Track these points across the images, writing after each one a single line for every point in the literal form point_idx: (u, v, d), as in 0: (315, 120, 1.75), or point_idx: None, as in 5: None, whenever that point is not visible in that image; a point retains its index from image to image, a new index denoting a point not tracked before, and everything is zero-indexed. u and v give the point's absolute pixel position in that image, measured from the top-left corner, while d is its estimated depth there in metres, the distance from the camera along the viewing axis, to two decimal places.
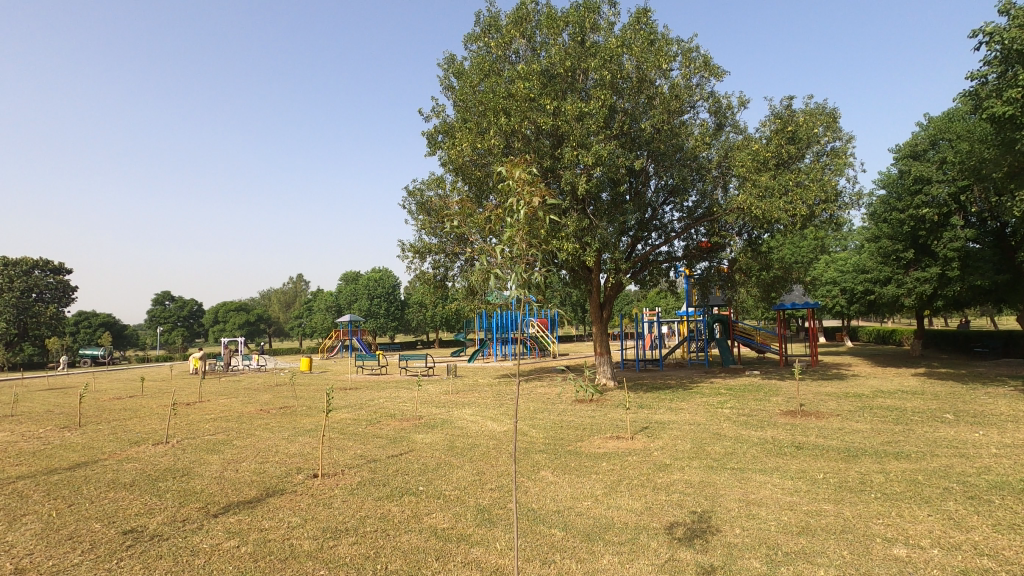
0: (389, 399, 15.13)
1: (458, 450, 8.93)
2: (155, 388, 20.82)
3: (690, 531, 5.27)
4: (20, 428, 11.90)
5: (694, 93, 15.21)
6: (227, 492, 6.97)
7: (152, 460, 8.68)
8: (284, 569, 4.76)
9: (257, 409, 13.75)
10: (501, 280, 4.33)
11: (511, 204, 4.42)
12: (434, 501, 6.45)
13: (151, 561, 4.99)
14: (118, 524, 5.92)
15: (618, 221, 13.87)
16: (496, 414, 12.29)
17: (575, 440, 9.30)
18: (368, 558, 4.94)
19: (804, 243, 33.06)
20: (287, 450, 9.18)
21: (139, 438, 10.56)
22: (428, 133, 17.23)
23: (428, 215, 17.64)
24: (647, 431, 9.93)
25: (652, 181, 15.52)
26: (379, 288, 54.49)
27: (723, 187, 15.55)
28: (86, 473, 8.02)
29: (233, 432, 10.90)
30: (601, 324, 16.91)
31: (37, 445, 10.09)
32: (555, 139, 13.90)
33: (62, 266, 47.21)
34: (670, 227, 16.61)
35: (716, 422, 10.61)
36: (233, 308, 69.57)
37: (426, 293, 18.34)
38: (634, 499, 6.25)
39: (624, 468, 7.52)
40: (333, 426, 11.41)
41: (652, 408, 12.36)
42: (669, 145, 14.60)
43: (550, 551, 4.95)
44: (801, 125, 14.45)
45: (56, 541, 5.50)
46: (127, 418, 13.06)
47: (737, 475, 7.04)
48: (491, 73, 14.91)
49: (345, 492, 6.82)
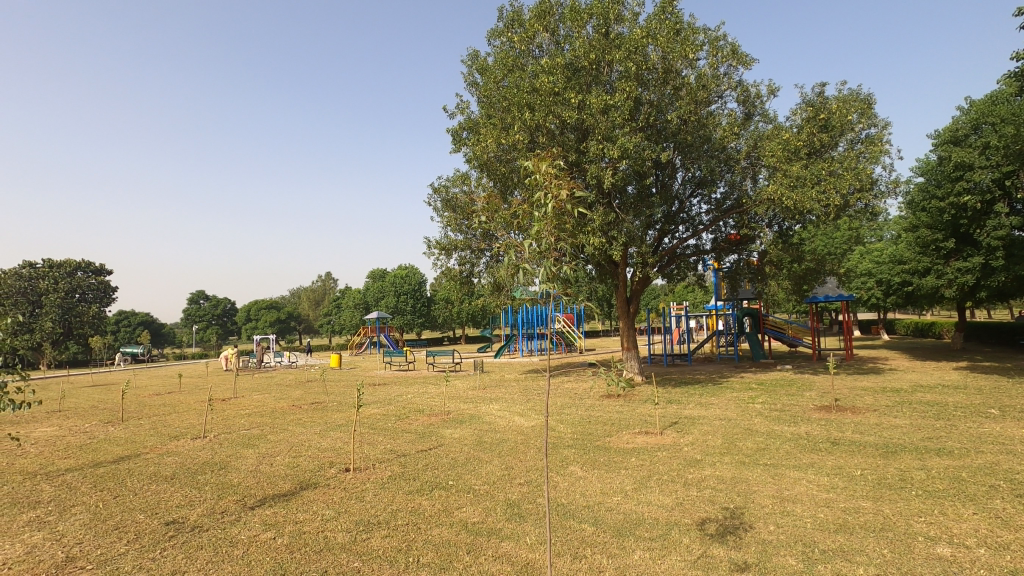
0: (417, 395, 15.29)
1: (487, 446, 8.94)
2: (191, 384, 21.40)
3: (723, 528, 5.19)
4: (68, 423, 12.44)
5: (722, 83, 14.93)
6: (264, 485, 7.15)
7: (191, 454, 8.97)
8: (319, 561, 4.86)
9: (289, 405, 14.06)
10: (530, 274, 4.34)
11: (539, 198, 4.40)
12: (465, 495, 6.51)
13: (193, 552, 5.15)
14: (161, 516, 6.13)
15: (644, 215, 13.79)
16: (523, 409, 12.32)
17: (603, 436, 9.26)
18: (400, 551, 5.00)
19: (837, 234, 32.08)
20: (320, 445, 9.38)
21: (178, 432, 10.92)
22: (453, 130, 17.26)
23: (454, 212, 17.69)
24: (677, 426, 9.84)
25: (679, 174, 15.33)
26: (406, 285, 55.27)
27: (752, 178, 15.25)
28: (130, 466, 8.33)
29: (267, 427, 11.19)
30: (628, 319, 16.78)
31: (83, 439, 10.51)
32: (580, 132, 13.78)
33: (103, 266, 49.27)
34: (698, 220, 16.35)
35: (748, 418, 10.43)
36: (265, 306, 71.41)
37: (452, 290, 18.44)
38: (665, 494, 6.20)
39: (653, 463, 7.46)
40: (363, 421, 11.61)
41: (681, 404, 12.20)
42: (696, 136, 14.41)
43: (581, 546, 4.95)
44: (834, 113, 14.06)
45: (103, 531, 5.72)
46: (166, 413, 13.52)
47: (770, 471, 6.91)
48: (514, 68, 14.85)
49: (376, 486, 6.93)
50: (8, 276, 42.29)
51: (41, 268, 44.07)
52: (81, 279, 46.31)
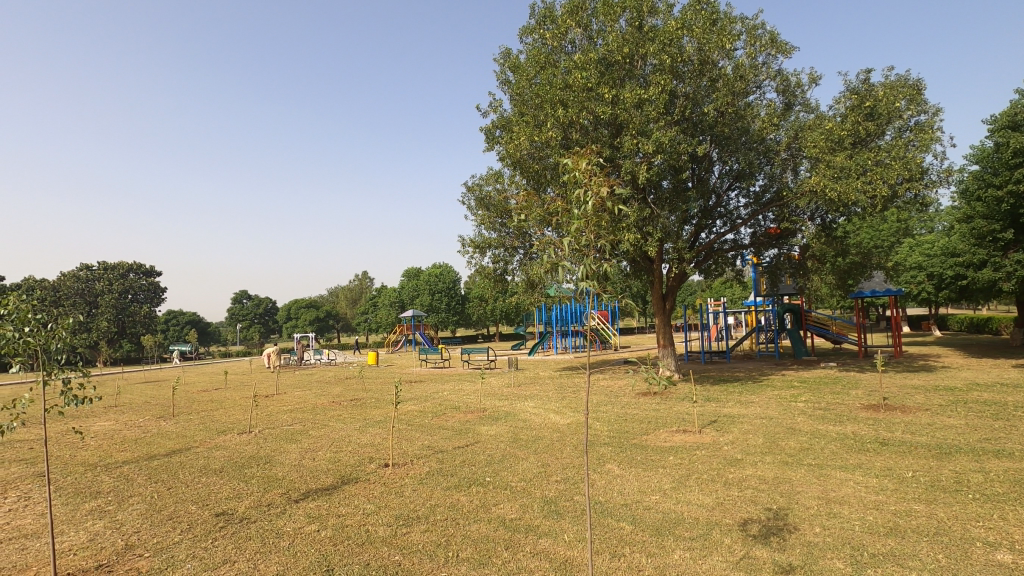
0: (453, 392, 15.45)
1: (522, 443, 8.96)
2: (236, 381, 22.20)
3: (765, 529, 5.08)
4: (124, 417, 13.08)
5: (760, 73, 14.54)
6: (306, 479, 7.38)
7: (238, 448, 9.31)
8: (361, 554, 4.98)
9: (329, 402, 14.42)
10: (569, 273, 4.33)
11: (579, 195, 4.38)
12: (502, 492, 6.54)
13: (242, 542, 5.35)
14: (211, 507, 6.39)
15: (680, 210, 13.58)
16: (558, 407, 12.30)
17: (640, 433, 9.19)
18: (440, 546, 5.08)
19: (884, 226, 30.77)
20: (360, 440, 9.59)
21: (225, 427, 11.34)
22: (485, 128, 17.29)
23: (488, 210, 17.74)
24: (715, 424, 9.68)
25: (716, 167, 14.99)
26: (440, 283, 55.92)
27: (793, 170, 14.82)
28: (182, 459, 8.71)
29: (308, 422, 11.51)
30: (664, 316, 16.56)
31: (138, 433, 11.04)
32: (614, 127, 13.62)
33: (153, 269, 51.64)
34: (736, 214, 15.98)
35: (790, 417, 10.14)
36: (305, 305, 73.47)
37: (487, 288, 18.51)
38: (705, 494, 6.09)
39: (692, 462, 7.35)
40: (401, 417, 11.81)
41: (720, 401, 11.98)
42: (734, 128, 14.12)
43: (619, 544, 4.93)
44: (880, 100, 13.48)
45: (159, 521, 6.01)
46: (214, 409, 14.07)
47: (815, 471, 6.72)
48: (547, 65, 14.77)
49: (414, 482, 7.06)
50: (68, 278, 44.82)
51: (97, 270, 46.59)
52: (133, 280, 48.79)
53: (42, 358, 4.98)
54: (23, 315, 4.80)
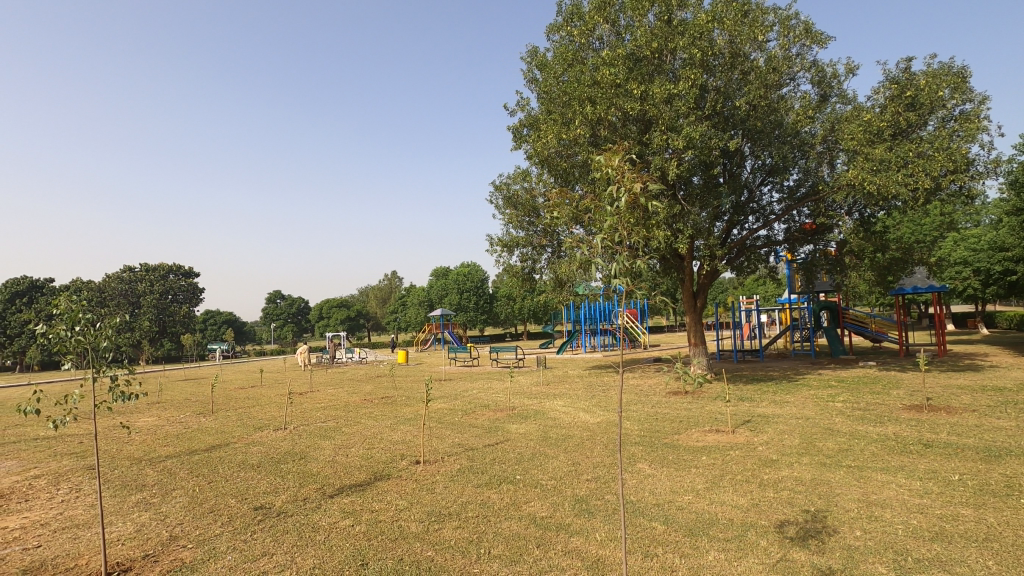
0: (482, 390, 15.53)
1: (552, 441, 8.96)
2: (271, 378, 22.80)
3: (803, 531, 4.96)
4: (166, 413, 13.55)
5: (794, 65, 14.18)
6: (340, 475, 7.51)
7: (274, 444, 9.56)
8: (394, 549, 5.06)
9: (361, 399, 14.68)
10: (603, 271, 4.30)
11: (612, 192, 4.33)
12: (533, 490, 6.55)
13: (280, 535, 5.50)
14: (250, 501, 6.58)
15: (711, 206, 13.38)
16: (588, 406, 12.24)
17: (672, 433, 9.07)
18: (471, 543, 5.12)
19: (925, 220, 29.59)
20: (392, 437, 9.74)
21: (262, 424, 11.67)
22: (513, 127, 17.30)
23: (515, 209, 17.74)
24: (750, 424, 9.49)
25: (748, 162, 14.69)
26: (468, 283, 56.19)
27: (829, 163, 14.41)
28: (221, 454, 8.98)
29: (341, 420, 11.74)
30: (695, 313, 16.34)
31: (179, 429, 11.44)
32: (643, 124, 13.46)
33: (191, 270, 53.35)
34: (769, 209, 15.63)
35: (827, 417, 9.87)
36: (336, 305, 74.87)
37: (515, 287, 18.53)
38: (740, 495, 5.99)
39: (726, 462, 7.23)
40: (431, 415, 11.93)
41: (754, 401, 11.74)
42: (767, 122, 13.81)
43: (652, 544, 4.88)
44: (922, 89, 12.99)
45: (201, 513, 6.21)
46: (250, 406, 14.47)
47: (855, 473, 6.52)
48: (574, 63, 14.68)
49: (446, 479, 7.13)
50: (112, 279, 46.71)
51: (139, 272, 48.50)
52: (173, 280, 50.57)
53: (92, 356, 5.21)
54: (74, 315, 5.04)
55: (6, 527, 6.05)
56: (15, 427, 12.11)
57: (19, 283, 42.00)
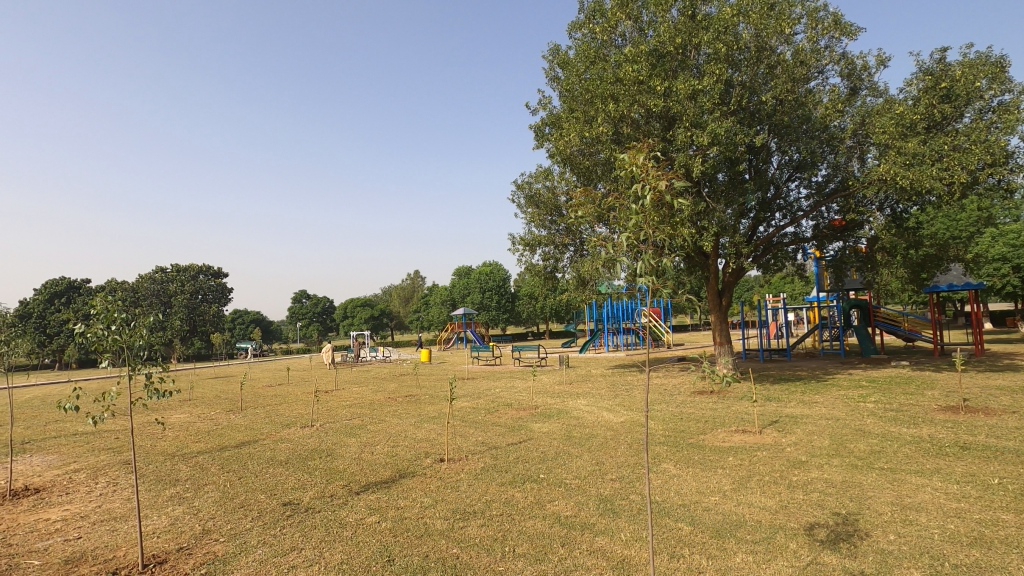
0: (504, 389, 15.58)
1: (575, 440, 8.93)
2: (298, 377, 23.22)
3: (834, 534, 4.86)
4: (198, 410, 13.92)
5: (822, 57, 13.87)
6: (366, 472, 7.61)
7: (301, 441, 9.74)
8: (421, 545, 5.11)
9: (385, 397, 14.86)
10: (629, 269, 4.26)
11: (637, 190, 4.28)
12: (557, 489, 6.54)
13: (308, 531, 5.60)
14: (279, 496, 6.71)
15: (737, 203, 13.18)
16: (611, 405, 12.16)
17: (697, 433, 8.96)
18: (496, 541, 5.14)
19: (961, 215, 28.65)
20: (416, 436, 9.84)
21: (290, 421, 11.90)
22: (535, 125, 17.27)
23: (537, 208, 17.71)
24: (777, 425, 9.32)
25: (775, 158, 14.43)
26: (490, 282, 56.33)
27: (859, 158, 14.05)
28: (250, 451, 9.18)
29: (367, 417, 11.91)
30: (720, 312, 16.10)
31: (210, 425, 11.74)
32: (666, 120, 13.32)
33: (220, 270, 54.63)
34: (797, 206, 15.32)
35: (859, 418, 9.64)
36: (361, 304, 75.81)
37: (537, 286, 18.52)
38: (768, 496, 5.89)
39: (753, 463, 7.11)
40: (455, 413, 12.01)
41: (782, 401, 11.50)
42: (794, 117, 13.52)
43: (678, 545, 4.83)
44: (958, 80, 12.55)
45: (232, 508, 6.36)
46: (278, 403, 14.77)
47: (888, 476, 6.35)
48: (597, 60, 14.56)
49: (470, 477, 7.17)
50: (144, 280, 48.11)
51: (170, 273, 49.90)
52: (203, 280, 51.81)
53: (128, 354, 5.38)
54: (110, 314, 5.22)
55: (49, 518, 6.30)
56: (56, 423, 12.58)
57: (58, 284, 43.65)
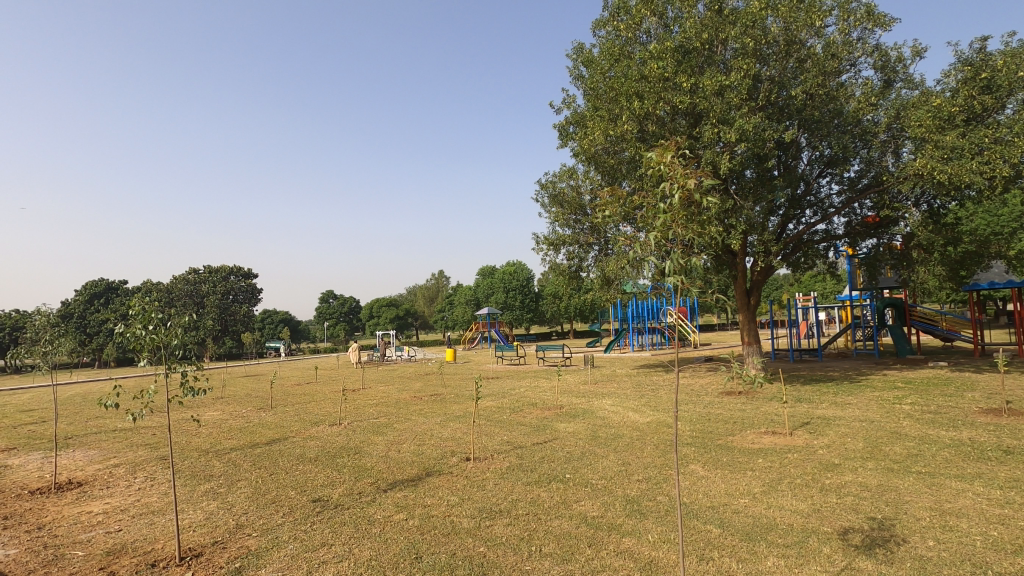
0: (529, 388, 15.56)
1: (601, 441, 8.87)
2: (326, 376, 23.63)
3: (869, 539, 4.74)
4: (230, 407, 14.28)
5: (855, 49, 13.51)
6: (393, 470, 7.71)
7: (330, 439, 9.90)
8: (448, 543, 5.15)
9: (411, 396, 15.00)
10: (658, 269, 4.20)
11: (665, 189, 4.22)
12: (583, 489, 6.52)
13: (338, 527, 5.70)
14: (309, 493, 6.84)
15: (766, 200, 12.93)
16: (637, 405, 12.04)
17: (726, 434, 8.82)
18: (523, 540, 5.15)
19: (1003, 210, 27.60)
20: (442, 434, 9.91)
21: (318, 419, 12.12)
22: (559, 125, 17.22)
23: (561, 207, 17.64)
24: (809, 426, 9.11)
25: (805, 153, 14.12)
26: (514, 281, 56.35)
27: (894, 152, 13.64)
28: (281, 448, 9.38)
29: (393, 416, 12.05)
30: (749, 311, 15.83)
31: (242, 422, 12.02)
32: (693, 117, 13.15)
33: (250, 272, 55.85)
34: (828, 203, 14.97)
35: (894, 420, 9.36)
36: (386, 304, 76.63)
37: (561, 285, 18.46)
38: (799, 499, 5.77)
39: (784, 466, 6.97)
40: (480, 412, 12.05)
41: (814, 403, 11.24)
42: (825, 111, 13.20)
43: (707, 548, 4.77)
44: (999, 70, 12.09)
45: (264, 504, 6.51)
46: (307, 401, 15.06)
47: (926, 480, 6.16)
48: (621, 57, 14.43)
49: (496, 476, 7.20)
50: (178, 280, 49.49)
51: (203, 274, 51.22)
52: (234, 281, 53.07)
53: (165, 353, 5.54)
54: (147, 315, 5.40)
55: (91, 511, 6.53)
56: (97, 419, 13.05)
57: (97, 286, 45.12)
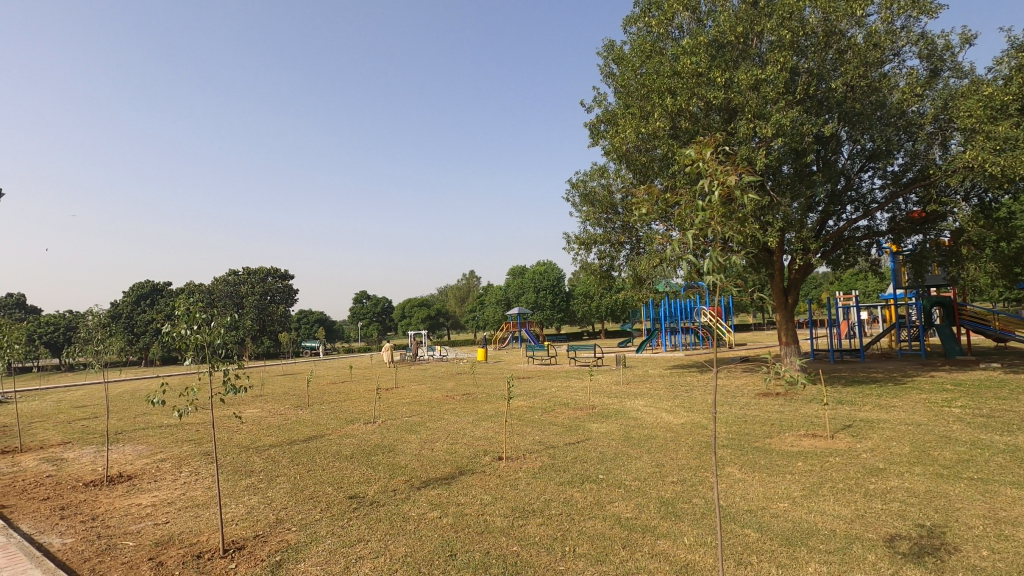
0: (561, 388, 15.50)
1: (634, 442, 8.79)
2: (360, 375, 24.07)
3: (917, 547, 4.56)
4: (269, 405, 14.67)
5: (899, 38, 13.01)
6: (427, 468, 7.80)
7: (364, 437, 10.09)
8: (482, 542, 5.18)
9: (443, 395, 15.16)
10: (695, 269, 4.11)
11: (703, 186, 4.12)
12: (616, 490, 6.47)
13: (374, 523, 5.80)
14: (345, 489, 6.99)
15: (804, 196, 12.57)
16: (671, 406, 11.86)
17: (763, 436, 8.61)
18: (556, 540, 5.14)
19: None
20: (474, 433, 9.98)
21: (353, 417, 12.34)
22: (590, 123, 17.12)
23: (592, 206, 17.52)
24: (851, 429, 8.82)
25: (845, 147, 13.68)
26: (545, 280, 56.19)
27: (942, 145, 13.09)
28: (318, 445, 9.61)
29: (425, 415, 12.19)
30: (786, 311, 15.41)
31: (280, 420, 12.35)
32: (727, 113, 12.89)
33: (287, 273, 57.25)
34: (871, 198, 14.46)
35: (944, 424, 8.97)
36: (417, 304, 77.47)
37: (592, 285, 18.33)
38: (842, 505, 5.60)
39: (825, 469, 6.77)
40: (512, 412, 12.07)
41: (856, 405, 10.87)
42: (867, 103, 12.75)
43: (745, 552, 4.68)
44: None
45: (302, 499, 6.68)
46: (342, 400, 15.35)
47: (979, 487, 5.89)
48: (653, 54, 14.25)
49: (528, 475, 7.20)
50: (219, 282, 51.13)
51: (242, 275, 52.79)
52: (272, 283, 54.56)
53: (208, 353, 5.75)
54: (192, 315, 5.60)
55: (140, 503, 6.82)
56: (144, 415, 13.59)
57: (143, 287, 46.70)
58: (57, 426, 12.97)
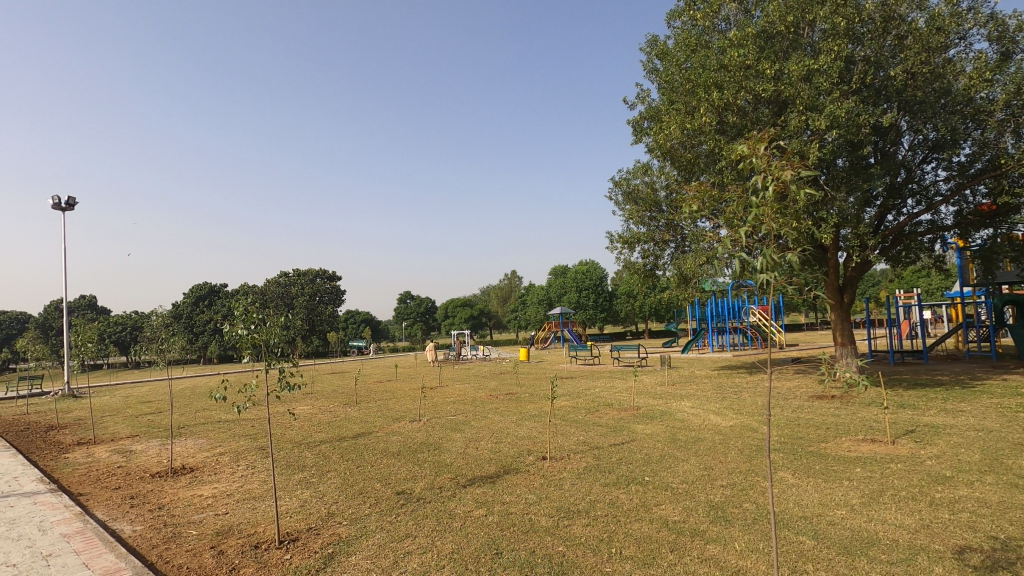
0: (604, 389, 15.35)
1: (681, 443, 8.63)
2: (405, 373, 24.50)
3: (989, 561, 4.29)
4: (318, 403, 15.13)
5: (965, 21, 12.26)
6: (472, 466, 7.88)
7: (411, 435, 10.29)
8: (527, 541, 5.20)
9: (486, 395, 15.27)
10: (746, 268, 3.98)
11: (756, 182, 3.99)
12: (662, 492, 6.38)
13: (421, 519, 5.90)
14: (393, 486, 7.14)
15: (861, 190, 12.00)
16: (719, 408, 11.57)
17: (818, 440, 8.29)
18: (602, 541, 5.10)
19: None
20: (518, 433, 10.01)
21: (399, 415, 12.59)
22: (633, 121, 16.88)
23: (636, 204, 17.27)
24: (914, 435, 8.37)
25: (905, 138, 13.01)
26: (588, 280, 55.71)
27: (1014, 132, 12.23)
28: (366, 442, 9.86)
29: (470, 414, 12.29)
30: (842, 310, 14.75)
31: (330, 417, 12.73)
32: (776, 106, 12.45)
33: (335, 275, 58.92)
34: (934, 190, 13.68)
35: (1019, 430, 8.39)
36: (460, 304, 78.27)
37: (636, 284, 18.05)
38: (905, 513, 5.33)
39: (886, 476, 6.45)
40: (556, 412, 12.04)
41: (919, 409, 10.30)
42: (930, 91, 12.06)
43: (800, 559, 4.52)
44: None
45: (351, 495, 6.87)
46: (388, 398, 15.68)
47: None
48: (698, 47, 13.96)
49: (573, 476, 7.17)
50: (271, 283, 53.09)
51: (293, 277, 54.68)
52: (320, 284, 56.16)
53: (265, 351, 5.98)
54: (249, 315, 5.83)
55: (201, 494, 7.17)
56: (204, 411, 14.27)
57: (202, 288, 48.91)
58: (126, 420, 13.77)
